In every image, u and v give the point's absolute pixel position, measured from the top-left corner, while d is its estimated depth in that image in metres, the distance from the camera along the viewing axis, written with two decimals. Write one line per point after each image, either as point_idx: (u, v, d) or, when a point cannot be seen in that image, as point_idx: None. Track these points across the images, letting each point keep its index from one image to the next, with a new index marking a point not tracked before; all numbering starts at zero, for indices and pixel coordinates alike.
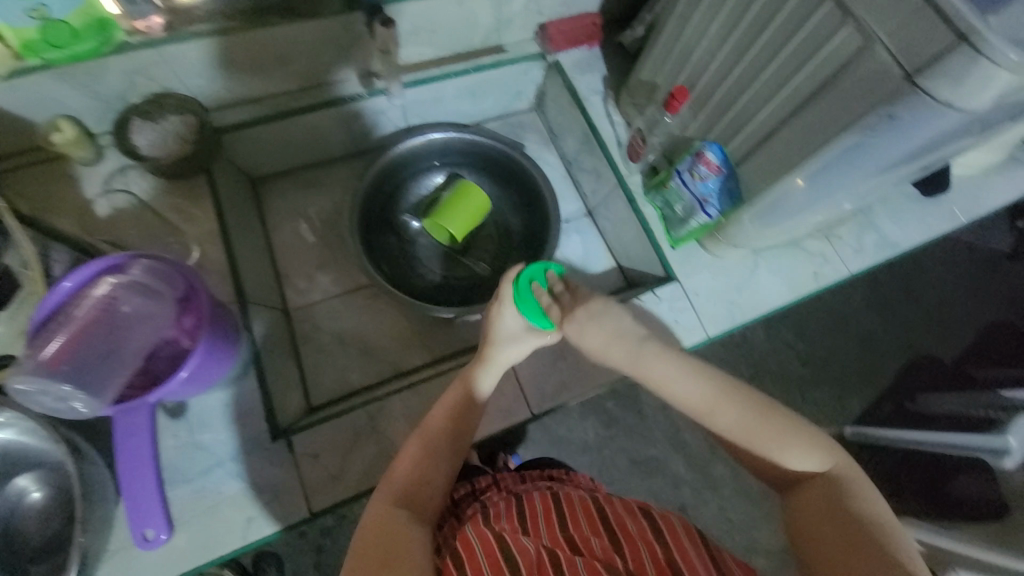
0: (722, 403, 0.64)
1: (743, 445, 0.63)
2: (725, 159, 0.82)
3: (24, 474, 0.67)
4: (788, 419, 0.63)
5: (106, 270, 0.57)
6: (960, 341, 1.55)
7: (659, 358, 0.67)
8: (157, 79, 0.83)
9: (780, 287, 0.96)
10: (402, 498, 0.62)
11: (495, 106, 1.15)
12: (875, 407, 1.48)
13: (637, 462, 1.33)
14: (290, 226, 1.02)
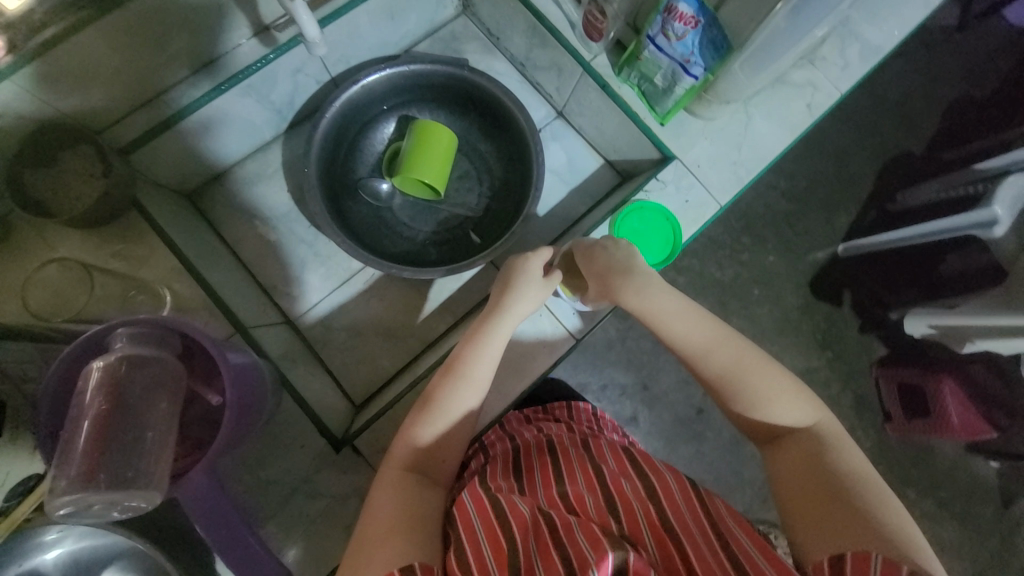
0: (723, 343, 0.64)
1: (725, 394, 0.63)
2: (702, 7, 0.71)
3: (107, 570, 0.64)
4: (779, 375, 0.62)
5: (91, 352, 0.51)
6: (928, 128, 1.54)
7: (664, 293, 0.68)
8: (25, 112, 0.67)
9: (779, 134, 0.91)
10: (417, 459, 0.61)
11: (420, 22, 0.99)
12: (861, 217, 1.49)
13: (659, 340, 1.38)
14: (253, 231, 0.92)
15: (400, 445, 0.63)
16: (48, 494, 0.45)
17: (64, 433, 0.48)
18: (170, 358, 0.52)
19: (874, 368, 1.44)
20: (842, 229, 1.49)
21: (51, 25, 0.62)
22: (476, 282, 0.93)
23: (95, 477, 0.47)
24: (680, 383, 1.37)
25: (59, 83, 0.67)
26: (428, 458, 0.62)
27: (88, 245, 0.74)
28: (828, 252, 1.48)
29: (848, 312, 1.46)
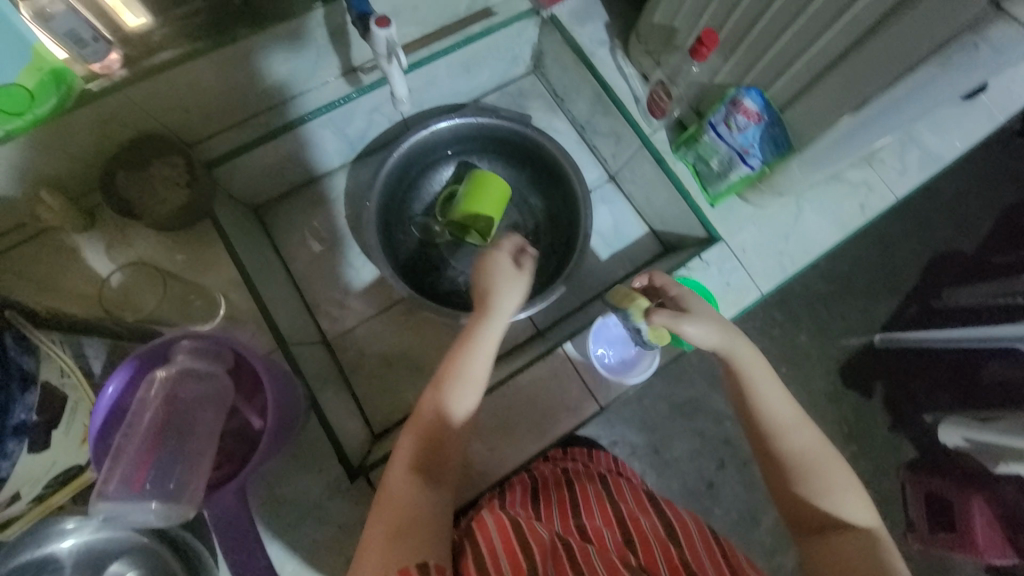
0: (800, 423, 0.65)
1: (783, 474, 0.64)
2: (766, 105, 0.76)
3: (114, 561, 0.64)
4: (844, 469, 0.63)
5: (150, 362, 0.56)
6: (980, 230, 1.51)
7: (764, 367, 0.66)
8: (130, 122, 0.74)
9: (829, 229, 0.91)
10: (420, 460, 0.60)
11: (493, 77, 1.06)
12: (900, 311, 1.45)
13: (677, 405, 1.35)
14: (307, 249, 0.97)
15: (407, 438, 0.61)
16: (95, 494, 0.47)
17: (119, 438, 0.52)
18: (222, 374, 0.56)
19: (902, 471, 1.36)
20: (879, 319, 1.45)
21: (166, 49, 0.70)
22: (508, 331, 0.95)
23: (142, 483, 0.49)
24: (693, 452, 1.33)
25: (168, 102, 0.74)
26: (431, 462, 0.61)
27: (162, 249, 0.80)
28: (862, 340, 1.44)
29: (879, 406, 1.40)
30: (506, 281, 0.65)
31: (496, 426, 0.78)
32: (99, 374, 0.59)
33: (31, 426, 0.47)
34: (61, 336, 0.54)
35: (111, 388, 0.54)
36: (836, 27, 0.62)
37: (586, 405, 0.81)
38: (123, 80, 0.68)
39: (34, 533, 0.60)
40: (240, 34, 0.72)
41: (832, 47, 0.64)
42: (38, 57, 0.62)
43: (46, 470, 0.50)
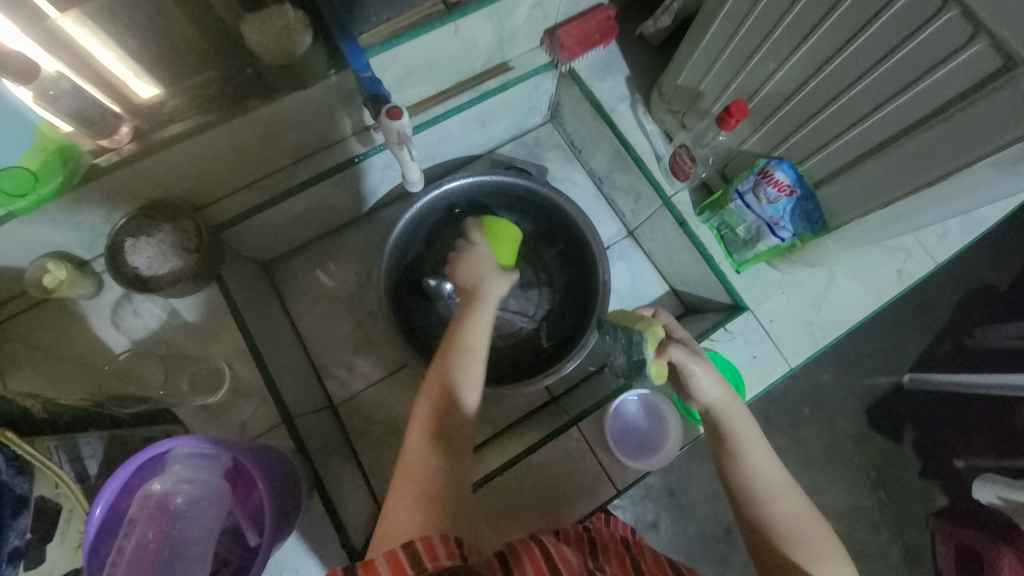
0: (788, 491, 0.59)
1: (769, 541, 0.57)
2: (799, 178, 0.70)
3: None
4: (833, 542, 0.58)
5: (144, 470, 0.53)
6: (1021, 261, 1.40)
7: (752, 427, 0.61)
8: (140, 193, 0.73)
9: (864, 297, 0.86)
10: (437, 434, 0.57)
11: (508, 128, 1.03)
12: (932, 348, 1.35)
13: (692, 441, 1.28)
14: (316, 306, 0.95)
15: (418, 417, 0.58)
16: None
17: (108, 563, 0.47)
18: (219, 479, 0.54)
19: (931, 519, 1.29)
20: (909, 360, 1.34)
21: (177, 120, 0.70)
22: (521, 397, 0.92)
23: None
24: (710, 494, 1.26)
25: (179, 172, 0.73)
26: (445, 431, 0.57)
27: (176, 328, 0.79)
28: (889, 381, 1.34)
29: (908, 451, 1.31)
30: (487, 270, 0.73)
31: (511, 513, 0.73)
32: (97, 474, 0.56)
33: (23, 547, 0.46)
34: (58, 442, 0.52)
35: (99, 507, 0.49)
36: (881, 114, 0.57)
37: (603, 488, 0.76)
38: (129, 154, 0.67)
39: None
40: (255, 104, 0.71)
41: (874, 133, 0.59)
42: (42, 138, 0.63)
43: None
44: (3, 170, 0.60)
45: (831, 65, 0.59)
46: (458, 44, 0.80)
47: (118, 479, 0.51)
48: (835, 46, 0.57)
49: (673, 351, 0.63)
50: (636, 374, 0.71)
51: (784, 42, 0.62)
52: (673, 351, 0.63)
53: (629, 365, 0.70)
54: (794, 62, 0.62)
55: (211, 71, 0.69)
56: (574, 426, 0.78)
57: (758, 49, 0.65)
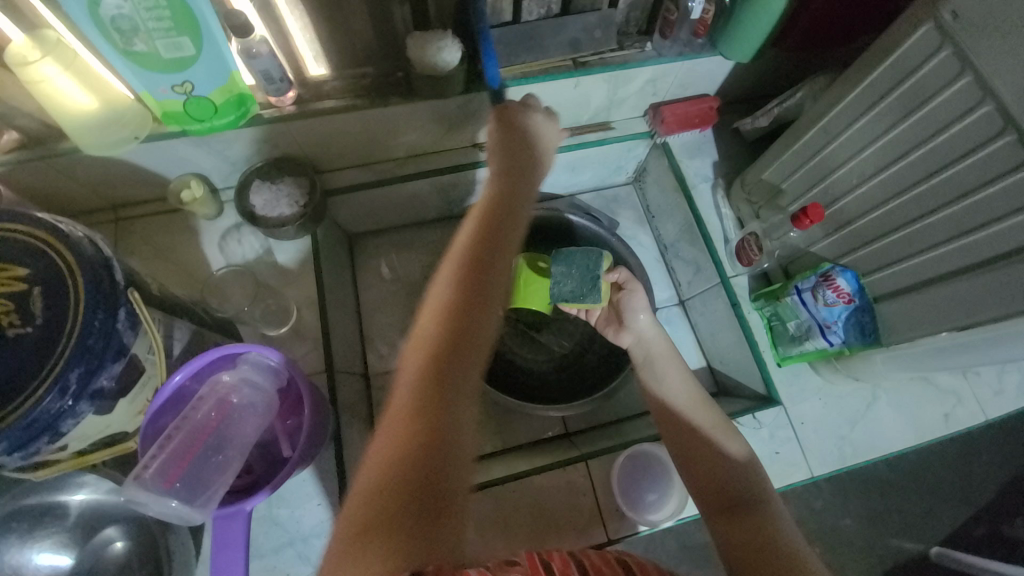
0: (696, 404, 0.68)
1: (683, 443, 0.65)
2: (860, 290, 0.74)
3: (109, 526, 0.67)
4: (740, 445, 0.64)
5: (218, 362, 0.62)
6: None
7: (665, 355, 0.74)
8: (280, 146, 0.86)
9: (902, 429, 0.84)
10: (417, 399, 0.52)
11: (594, 179, 1.12)
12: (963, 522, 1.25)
13: None
14: (378, 285, 1.05)
15: (409, 370, 0.55)
16: (130, 476, 0.50)
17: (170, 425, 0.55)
18: (273, 390, 0.61)
19: None
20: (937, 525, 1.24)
21: (331, 98, 0.83)
22: (537, 422, 0.93)
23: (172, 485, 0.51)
24: None
25: (315, 138, 0.86)
26: (432, 393, 0.52)
27: (267, 265, 0.89)
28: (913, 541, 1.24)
29: None
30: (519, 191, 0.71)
31: (501, 525, 0.74)
32: (179, 354, 0.64)
33: (106, 391, 0.51)
34: (162, 315, 0.60)
35: (177, 377, 0.60)
36: (954, 244, 0.60)
37: (594, 531, 0.77)
38: (288, 113, 0.80)
39: (51, 482, 0.66)
40: (395, 100, 0.83)
41: (946, 262, 0.62)
42: (233, 84, 0.73)
43: (97, 433, 0.54)
44: (193, 97, 0.72)
45: (912, 192, 0.63)
46: (574, 96, 0.91)
47: (199, 361, 0.60)
48: (919, 175, 0.62)
49: (620, 270, 0.77)
50: (584, 296, 0.75)
51: (871, 162, 0.67)
52: (618, 275, 0.76)
53: (580, 285, 0.75)
54: (876, 182, 0.67)
55: (370, 66, 0.83)
56: (581, 462, 0.79)
57: (845, 163, 0.71)
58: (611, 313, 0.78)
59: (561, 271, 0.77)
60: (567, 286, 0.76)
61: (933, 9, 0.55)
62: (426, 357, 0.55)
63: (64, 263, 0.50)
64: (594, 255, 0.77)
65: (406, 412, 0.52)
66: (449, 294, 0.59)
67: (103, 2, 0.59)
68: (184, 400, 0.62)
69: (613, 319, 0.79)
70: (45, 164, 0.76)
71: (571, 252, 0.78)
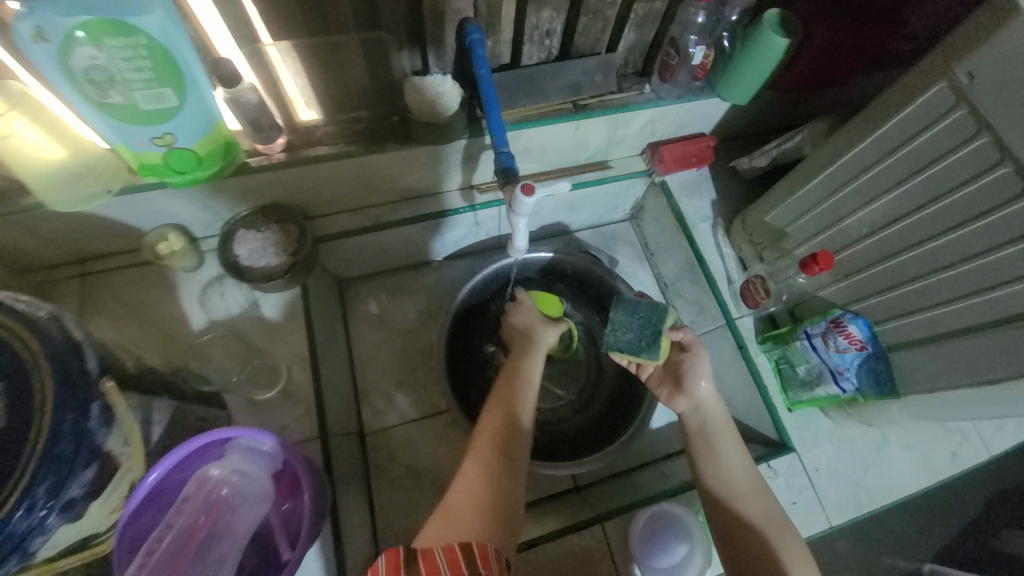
0: (753, 494, 0.65)
1: (724, 519, 0.64)
2: (872, 337, 0.73)
3: None
4: (797, 549, 0.61)
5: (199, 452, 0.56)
6: None
7: (723, 432, 0.70)
8: (268, 194, 0.81)
9: (914, 472, 0.84)
10: (509, 433, 0.64)
11: (591, 217, 1.11)
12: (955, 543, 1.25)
13: None
14: (371, 332, 0.99)
15: (478, 455, 0.61)
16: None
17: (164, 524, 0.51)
18: (266, 477, 0.56)
19: None
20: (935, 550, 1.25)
21: (324, 143, 0.77)
22: (545, 477, 0.89)
23: None
24: None
25: (306, 185, 0.81)
26: (500, 477, 0.60)
27: (253, 320, 0.83)
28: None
29: None
30: (537, 320, 0.83)
31: None
32: (157, 440, 0.57)
33: (77, 500, 0.45)
34: (139, 399, 0.54)
35: (152, 477, 0.53)
36: (973, 299, 0.60)
37: None
38: (278, 161, 0.75)
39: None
40: (389, 147, 0.78)
41: (965, 316, 0.62)
42: (218, 133, 0.68)
43: (67, 539, 0.48)
44: (175, 149, 0.66)
45: (925, 246, 0.63)
46: (575, 139, 0.89)
47: (180, 453, 0.54)
48: (933, 230, 0.62)
49: (684, 330, 0.76)
50: (640, 350, 0.74)
51: (882, 213, 0.67)
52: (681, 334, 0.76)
53: (638, 338, 0.75)
54: (888, 233, 0.67)
55: (364, 111, 0.79)
56: (596, 525, 0.76)
57: (854, 212, 0.71)
58: (668, 375, 0.77)
59: (622, 320, 0.77)
60: (625, 336, 0.75)
61: (945, 70, 0.55)
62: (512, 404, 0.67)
63: (28, 354, 0.44)
64: (658, 312, 0.76)
65: (471, 501, 0.56)
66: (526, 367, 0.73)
67: (75, 52, 0.53)
68: (164, 496, 0.56)
69: (666, 380, 0.77)
70: (2, 221, 0.68)
71: (637, 303, 0.78)
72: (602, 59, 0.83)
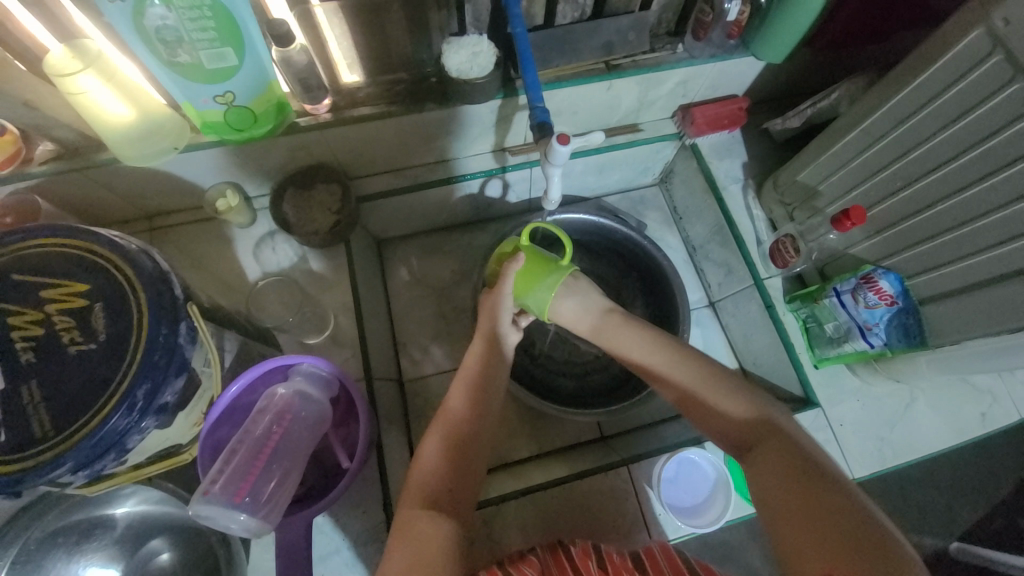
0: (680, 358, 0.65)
1: (710, 387, 0.62)
2: (904, 291, 0.74)
3: (157, 537, 0.68)
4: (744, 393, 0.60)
5: (274, 373, 0.65)
6: None
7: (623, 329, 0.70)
8: (315, 154, 0.86)
9: (941, 431, 0.84)
10: (436, 491, 0.60)
11: (621, 181, 1.12)
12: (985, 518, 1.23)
13: None
14: (406, 289, 1.05)
15: (426, 462, 0.62)
16: (198, 493, 0.50)
17: (232, 443, 0.57)
18: (326, 400, 0.64)
19: None
20: (960, 523, 1.21)
21: (366, 104, 0.82)
22: (570, 426, 0.95)
23: (241, 500, 0.51)
24: None
25: (349, 144, 0.85)
26: (451, 480, 0.61)
27: (302, 272, 0.90)
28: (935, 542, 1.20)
29: None
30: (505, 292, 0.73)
31: (543, 529, 0.75)
32: (230, 365, 0.64)
33: (169, 405, 0.51)
34: (214, 328, 0.60)
35: (235, 387, 0.62)
36: (1009, 246, 0.60)
37: (636, 535, 0.77)
38: (325, 121, 0.79)
39: (97, 496, 0.66)
40: (427, 106, 0.82)
41: (1003, 264, 0.62)
42: (271, 91, 0.73)
43: (155, 446, 0.54)
44: (233, 106, 0.71)
45: (964, 194, 0.63)
46: (606, 99, 0.90)
47: (258, 369, 0.63)
48: (970, 178, 0.62)
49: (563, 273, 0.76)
50: None
51: (920, 164, 0.67)
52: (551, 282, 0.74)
53: None
54: (926, 183, 0.67)
55: (404, 71, 0.82)
56: (623, 467, 0.80)
57: (888, 166, 0.71)
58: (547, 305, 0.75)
59: None
60: None
61: (988, 13, 0.54)
62: (437, 461, 0.62)
63: (124, 280, 0.50)
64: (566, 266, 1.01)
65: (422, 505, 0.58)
66: (469, 394, 0.68)
67: (149, 12, 0.58)
68: (239, 412, 0.65)
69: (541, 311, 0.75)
70: (82, 174, 0.76)
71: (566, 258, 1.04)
72: (636, 17, 0.83)
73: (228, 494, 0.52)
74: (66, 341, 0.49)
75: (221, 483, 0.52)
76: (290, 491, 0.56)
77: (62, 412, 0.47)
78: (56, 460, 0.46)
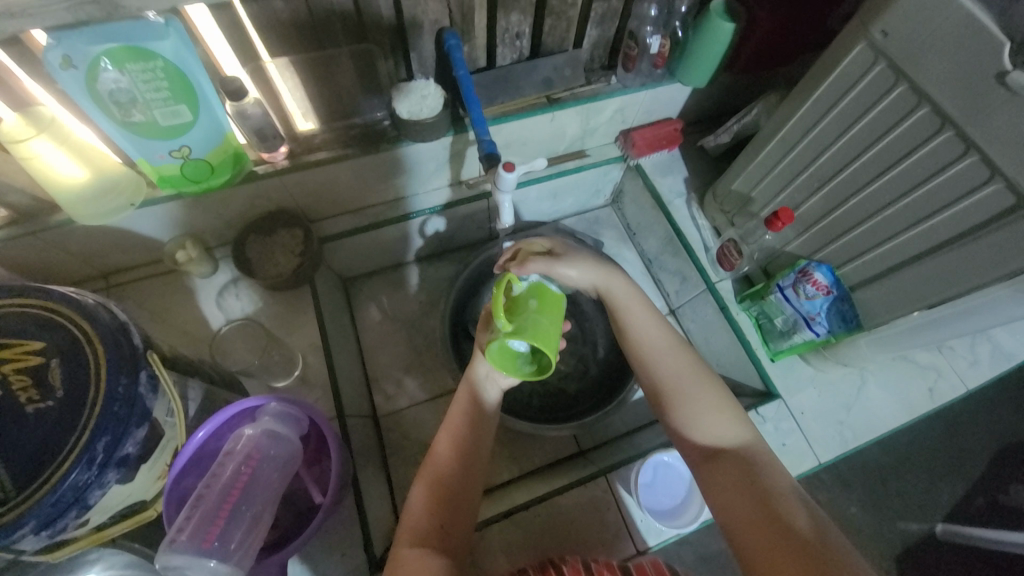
0: (668, 358, 0.68)
1: (683, 403, 0.65)
2: (836, 281, 0.80)
3: None
4: (715, 393, 0.65)
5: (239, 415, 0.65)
6: None
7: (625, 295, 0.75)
8: (275, 199, 0.88)
9: (893, 409, 0.89)
10: (425, 533, 0.59)
11: (575, 203, 1.18)
12: (965, 500, 1.25)
13: None
14: (377, 326, 1.06)
15: (413, 510, 0.61)
16: (164, 544, 0.50)
17: (199, 489, 0.57)
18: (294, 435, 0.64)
19: None
20: (943, 505, 1.23)
21: (322, 149, 0.84)
22: (549, 442, 0.96)
23: (211, 546, 0.52)
24: None
25: (309, 189, 0.88)
26: (442, 524, 0.60)
27: (268, 315, 0.91)
28: (921, 527, 1.22)
29: None
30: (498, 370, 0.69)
31: (528, 548, 0.75)
32: (195, 413, 0.63)
33: (132, 457, 0.50)
34: (177, 376, 0.60)
35: (201, 431, 0.62)
36: (917, 229, 0.67)
37: (622, 546, 0.78)
38: (283, 167, 0.82)
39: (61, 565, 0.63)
40: (382, 146, 0.85)
41: (917, 244, 0.69)
42: (227, 144, 0.75)
43: (118, 504, 0.53)
44: (189, 159, 0.73)
45: (871, 187, 0.71)
46: (551, 129, 0.96)
47: (227, 412, 0.64)
48: (872, 174, 0.70)
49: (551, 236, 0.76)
50: None
51: (831, 164, 0.74)
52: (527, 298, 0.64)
53: None
54: (839, 180, 0.74)
55: (357, 117, 0.85)
56: (601, 477, 0.81)
57: (806, 168, 0.78)
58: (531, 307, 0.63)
59: None
60: None
61: (865, 31, 0.63)
62: (428, 499, 0.62)
63: (82, 333, 0.50)
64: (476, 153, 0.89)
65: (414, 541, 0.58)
66: (462, 434, 0.66)
67: (101, 77, 0.60)
68: (205, 458, 0.64)
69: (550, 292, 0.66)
70: (36, 238, 0.76)
71: None
72: (569, 55, 0.92)
73: (198, 541, 0.52)
74: (22, 401, 0.49)
75: (188, 532, 0.52)
76: (259, 536, 0.57)
77: (17, 473, 0.46)
78: (12, 526, 0.45)
